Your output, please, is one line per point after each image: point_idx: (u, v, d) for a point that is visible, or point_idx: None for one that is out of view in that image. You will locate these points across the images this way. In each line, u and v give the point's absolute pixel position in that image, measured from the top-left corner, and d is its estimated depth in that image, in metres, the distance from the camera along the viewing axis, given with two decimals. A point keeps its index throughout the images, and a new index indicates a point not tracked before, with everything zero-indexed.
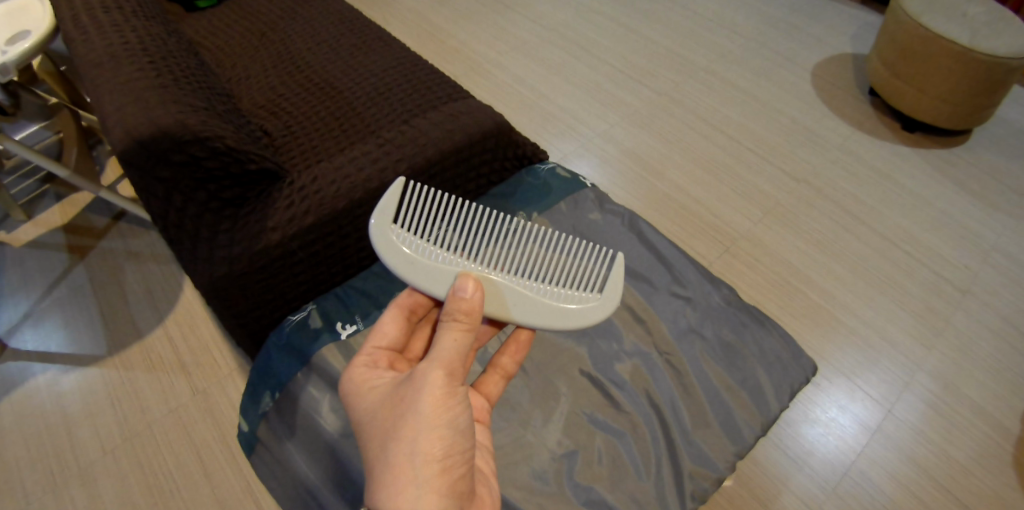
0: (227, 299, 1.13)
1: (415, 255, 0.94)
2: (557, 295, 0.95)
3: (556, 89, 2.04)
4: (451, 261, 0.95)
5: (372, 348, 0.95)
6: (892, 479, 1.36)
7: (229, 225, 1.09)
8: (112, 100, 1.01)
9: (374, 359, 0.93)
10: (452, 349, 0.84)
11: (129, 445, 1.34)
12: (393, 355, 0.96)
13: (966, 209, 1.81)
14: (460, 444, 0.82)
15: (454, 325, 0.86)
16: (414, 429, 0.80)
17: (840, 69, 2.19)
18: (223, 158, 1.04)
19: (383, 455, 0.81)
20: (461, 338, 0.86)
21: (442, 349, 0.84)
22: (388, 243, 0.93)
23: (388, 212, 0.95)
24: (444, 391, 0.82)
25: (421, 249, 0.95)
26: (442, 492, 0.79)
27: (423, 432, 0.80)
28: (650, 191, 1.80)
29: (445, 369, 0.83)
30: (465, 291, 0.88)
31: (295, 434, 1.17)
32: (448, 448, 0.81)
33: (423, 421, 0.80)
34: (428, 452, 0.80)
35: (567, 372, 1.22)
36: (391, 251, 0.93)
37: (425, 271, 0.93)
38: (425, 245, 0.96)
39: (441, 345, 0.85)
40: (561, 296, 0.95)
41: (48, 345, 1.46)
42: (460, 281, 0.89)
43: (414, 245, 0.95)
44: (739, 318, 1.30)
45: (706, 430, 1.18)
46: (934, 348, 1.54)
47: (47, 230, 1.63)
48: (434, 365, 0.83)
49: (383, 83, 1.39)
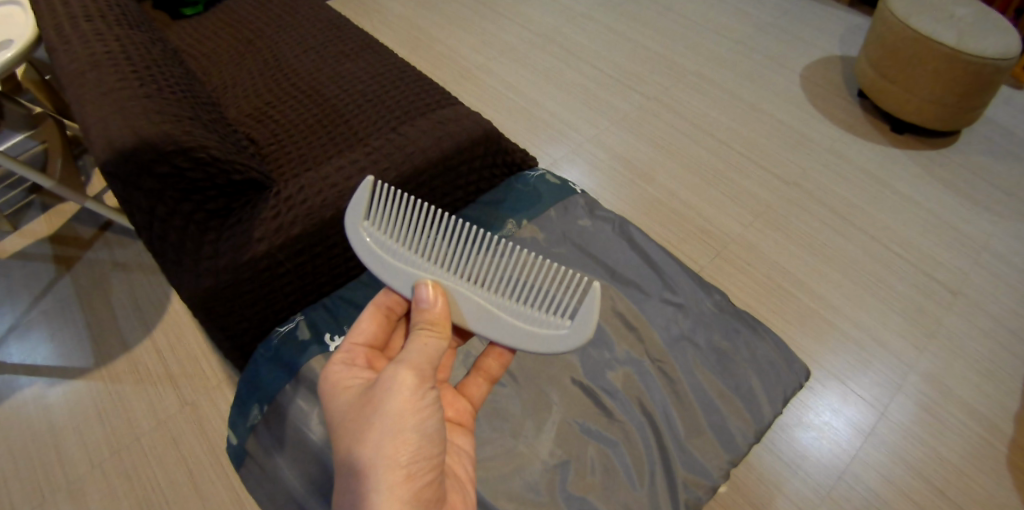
0: (214, 311, 1.12)
1: (385, 257, 0.94)
2: (526, 318, 0.92)
3: (545, 94, 2.03)
4: (422, 266, 0.94)
5: (350, 344, 0.94)
6: (887, 481, 1.36)
7: (214, 235, 1.07)
8: (96, 110, 1.00)
9: (352, 356, 0.92)
10: (422, 352, 0.85)
11: (117, 460, 1.32)
12: (371, 351, 0.94)
13: (956, 210, 1.82)
14: (427, 450, 0.81)
15: (425, 328, 0.87)
16: (380, 433, 0.80)
17: (829, 72, 2.20)
18: (207, 168, 1.02)
19: (349, 458, 0.81)
20: (431, 342, 0.86)
21: (411, 352, 0.84)
22: (360, 242, 0.94)
23: (359, 210, 0.94)
24: (413, 395, 0.82)
25: (396, 251, 0.94)
26: (406, 498, 0.78)
27: (387, 435, 0.80)
28: (641, 195, 1.79)
29: (414, 373, 0.83)
30: (425, 301, 0.89)
31: (284, 448, 1.15)
32: (415, 454, 0.80)
33: (389, 424, 0.80)
34: (393, 456, 0.79)
35: (559, 382, 1.21)
36: (363, 251, 0.94)
37: (397, 275, 0.93)
38: (400, 248, 0.95)
39: (411, 349, 0.85)
40: (532, 319, 0.92)
41: (35, 357, 1.44)
42: (419, 291, 0.90)
43: (388, 244, 0.95)
44: (731, 324, 1.30)
45: (699, 437, 1.17)
46: (926, 350, 1.54)
47: (33, 241, 1.61)
48: (403, 368, 0.83)
49: (370, 89, 1.38)
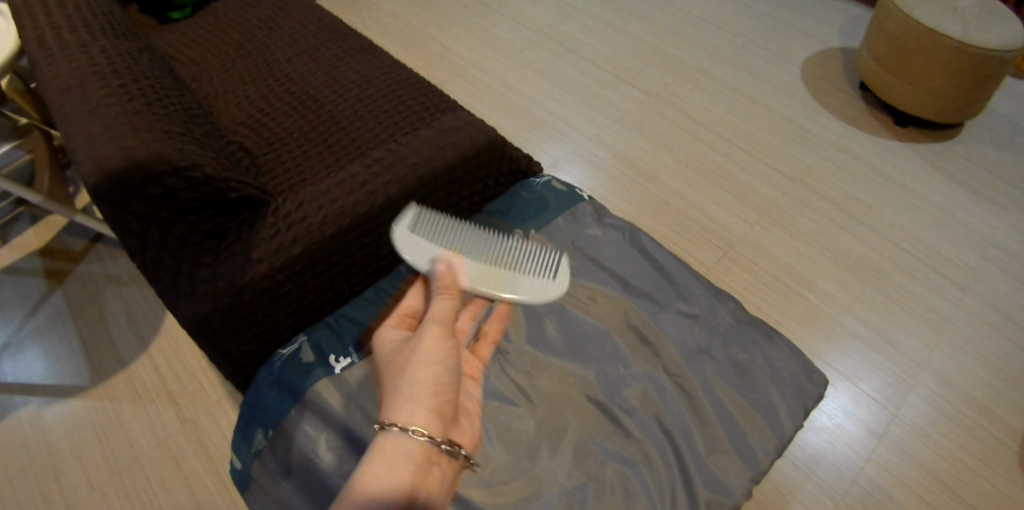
0: (213, 335, 1.07)
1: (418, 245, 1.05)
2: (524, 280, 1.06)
3: (543, 91, 1.99)
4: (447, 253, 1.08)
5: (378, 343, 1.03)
6: (902, 486, 1.34)
7: (211, 258, 1.02)
8: (83, 130, 0.96)
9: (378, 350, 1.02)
10: (442, 310, 0.99)
11: (118, 482, 1.29)
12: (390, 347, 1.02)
13: (962, 203, 1.80)
14: (443, 399, 0.92)
15: (442, 293, 1.01)
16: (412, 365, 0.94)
17: (830, 64, 2.16)
18: (201, 189, 0.98)
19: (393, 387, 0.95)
20: (447, 303, 1.00)
21: (435, 308, 0.99)
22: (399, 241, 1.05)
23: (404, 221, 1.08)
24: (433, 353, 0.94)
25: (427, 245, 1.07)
26: (428, 434, 0.89)
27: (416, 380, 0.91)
28: (644, 194, 1.76)
29: (439, 325, 0.98)
30: (450, 264, 1.03)
31: (291, 475, 1.09)
32: (436, 401, 0.91)
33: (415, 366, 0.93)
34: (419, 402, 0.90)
35: (573, 400, 1.17)
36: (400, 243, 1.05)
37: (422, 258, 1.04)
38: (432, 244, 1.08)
39: (433, 306, 0.99)
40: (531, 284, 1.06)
41: (28, 376, 1.40)
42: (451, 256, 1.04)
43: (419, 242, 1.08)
44: (747, 335, 1.26)
45: (720, 452, 1.14)
46: (938, 349, 1.52)
47: (23, 255, 1.56)
48: (431, 318, 0.99)
49: (367, 95, 1.33)
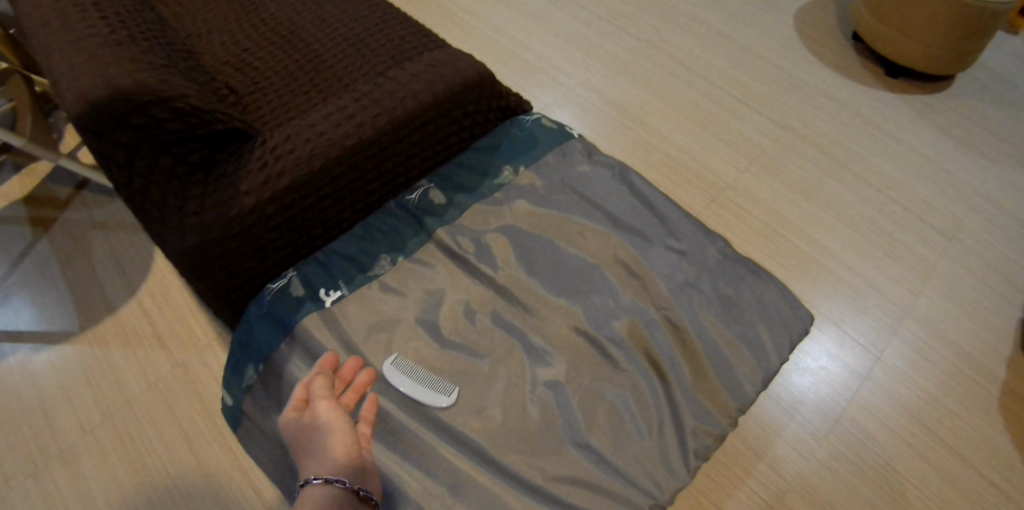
0: (202, 269, 1.07)
1: None
2: None
3: (534, 36, 1.96)
4: None
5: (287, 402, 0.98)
6: (882, 425, 1.37)
7: (198, 191, 1.01)
8: (65, 61, 0.94)
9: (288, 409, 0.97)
10: (327, 423, 0.93)
11: (109, 423, 1.29)
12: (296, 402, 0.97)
13: (949, 154, 1.80)
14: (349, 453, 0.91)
15: (320, 402, 0.95)
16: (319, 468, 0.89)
17: (824, 13, 2.13)
18: (187, 119, 0.97)
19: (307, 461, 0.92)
20: (330, 412, 0.94)
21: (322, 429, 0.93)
22: None
23: None
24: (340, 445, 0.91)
25: None
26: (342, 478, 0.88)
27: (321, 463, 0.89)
28: (635, 140, 1.75)
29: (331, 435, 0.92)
30: (316, 391, 0.97)
31: (282, 408, 1.10)
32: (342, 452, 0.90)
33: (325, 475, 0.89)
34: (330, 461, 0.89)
35: (562, 336, 1.17)
36: None
37: None
38: None
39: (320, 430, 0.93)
40: None
41: (15, 323, 1.39)
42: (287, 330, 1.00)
43: None
44: (736, 272, 1.27)
45: (706, 384, 1.16)
46: (921, 294, 1.54)
47: (6, 204, 1.54)
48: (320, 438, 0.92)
49: (353, 33, 1.30)
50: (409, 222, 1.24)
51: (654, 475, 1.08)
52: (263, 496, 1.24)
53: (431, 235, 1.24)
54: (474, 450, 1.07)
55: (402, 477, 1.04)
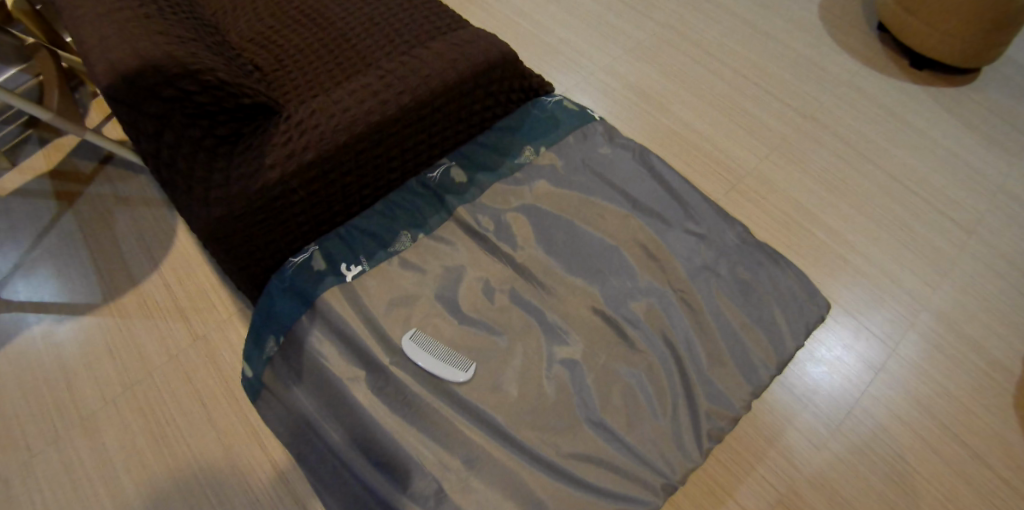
0: (225, 240, 1.09)
1: None
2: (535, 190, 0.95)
3: (556, 20, 1.95)
4: None
5: None
6: (895, 416, 1.37)
7: (225, 163, 1.03)
8: (97, 31, 0.96)
9: None
10: None
11: (132, 393, 1.32)
12: None
13: (972, 147, 1.78)
14: None
15: None
16: None
17: (850, 2, 2.10)
18: (215, 93, 0.98)
19: None
20: None
21: None
22: None
23: None
24: None
25: None
26: None
27: None
28: (655, 126, 1.75)
29: None
30: None
31: (302, 379, 1.12)
32: None
33: None
34: None
35: (578, 315, 1.18)
36: None
37: None
38: None
39: None
40: None
41: (41, 295, 1.42)
42: None
43: None
44: (753, 257, 1.27)
45: (720, 368, 1.17)
46: (940, 288, 1.53)
47: (33, 177, 1.56)
48: None
49: (378, 12, 1.31)
50: (430, 200, 1.26)
51: (667, 455, 1.09)
52: (281, 467, 1.26)
53: (451, 213, 1.26)
54: (488, 423, 1.08)
55: (418, 449, 1.06)
